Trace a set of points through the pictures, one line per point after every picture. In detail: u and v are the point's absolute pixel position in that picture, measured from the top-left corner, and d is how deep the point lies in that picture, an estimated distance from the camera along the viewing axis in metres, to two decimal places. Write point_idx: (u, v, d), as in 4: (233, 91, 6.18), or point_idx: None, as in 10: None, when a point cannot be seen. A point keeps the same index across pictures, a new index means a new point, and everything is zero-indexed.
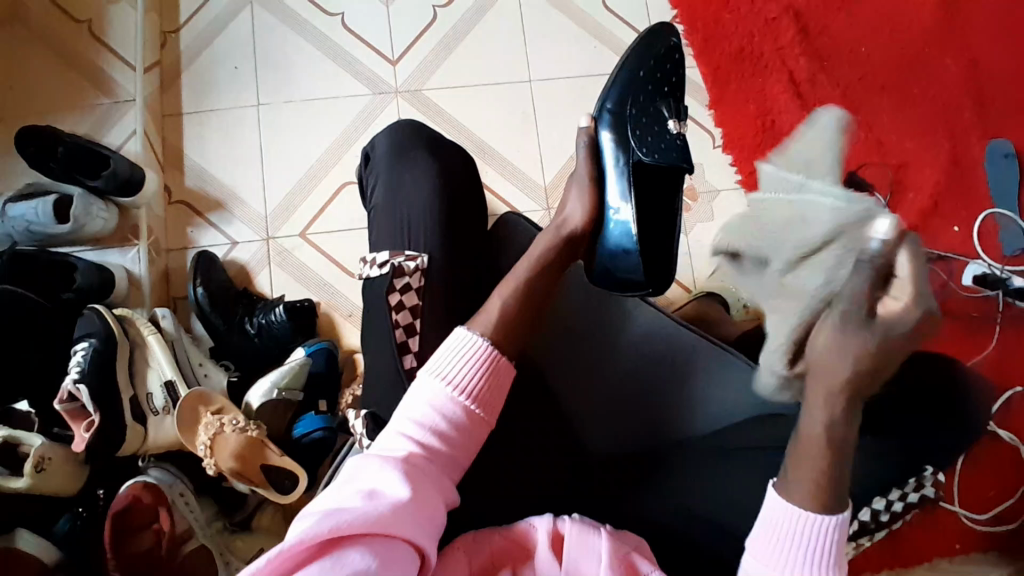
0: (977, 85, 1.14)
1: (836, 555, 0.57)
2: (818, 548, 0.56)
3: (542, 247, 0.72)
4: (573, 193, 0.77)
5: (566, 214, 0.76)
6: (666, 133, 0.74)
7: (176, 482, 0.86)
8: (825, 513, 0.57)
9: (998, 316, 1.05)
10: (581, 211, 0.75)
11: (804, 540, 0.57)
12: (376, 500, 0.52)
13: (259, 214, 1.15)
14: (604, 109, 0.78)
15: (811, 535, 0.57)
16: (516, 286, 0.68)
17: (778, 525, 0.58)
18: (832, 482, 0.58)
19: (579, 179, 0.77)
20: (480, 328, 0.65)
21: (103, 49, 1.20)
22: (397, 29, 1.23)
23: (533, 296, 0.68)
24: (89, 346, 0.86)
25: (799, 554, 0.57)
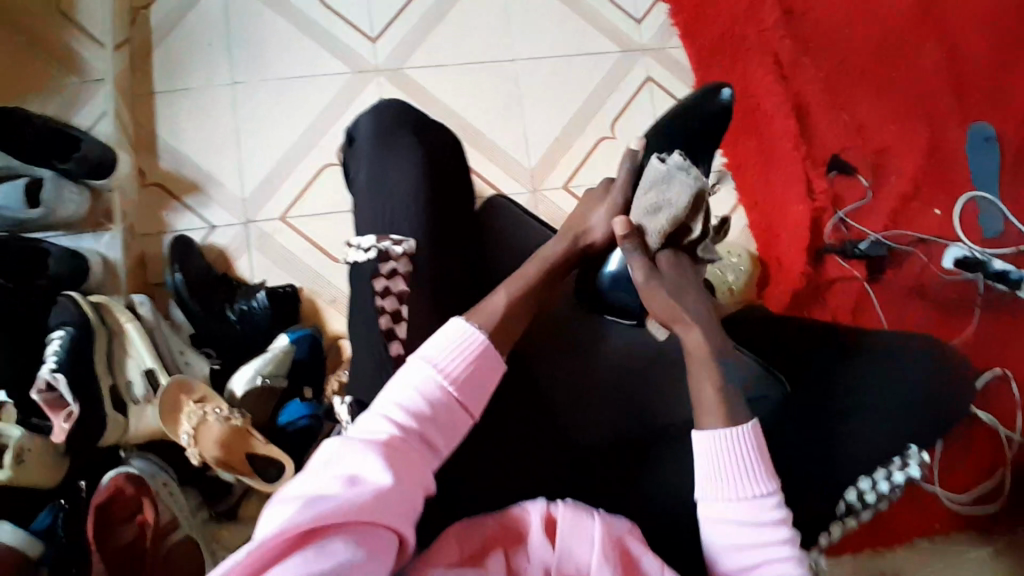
0: (956, 69, 1.15)
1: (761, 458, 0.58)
2: (748, 462, 0.58)
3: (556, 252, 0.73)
4: (602, 206, 0.76)
5: (589, 226, 0.75)
6: None
7: (159, 473, 0.84)
8: (740, 427, 0.59)
9: (976, 298, 1.07)
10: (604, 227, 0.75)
11: (732, 459, 0.58)
12: (356, 487, 0.51)
13: (236, 197, 1.13)
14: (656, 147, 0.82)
15: (738, 451, 0.58)
16: (524, 285, 0.69)
17: (704, 455, 0.59)
18: (729, 405, 0.61)
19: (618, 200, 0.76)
20: (479, 321, 0.64)
21: (71, 26, 1.15)
22: (377, 6, 1.20)
23: (537, 293, 0.69)
24: (65, 335, 0.83)
25: (734, 471, 0.58)
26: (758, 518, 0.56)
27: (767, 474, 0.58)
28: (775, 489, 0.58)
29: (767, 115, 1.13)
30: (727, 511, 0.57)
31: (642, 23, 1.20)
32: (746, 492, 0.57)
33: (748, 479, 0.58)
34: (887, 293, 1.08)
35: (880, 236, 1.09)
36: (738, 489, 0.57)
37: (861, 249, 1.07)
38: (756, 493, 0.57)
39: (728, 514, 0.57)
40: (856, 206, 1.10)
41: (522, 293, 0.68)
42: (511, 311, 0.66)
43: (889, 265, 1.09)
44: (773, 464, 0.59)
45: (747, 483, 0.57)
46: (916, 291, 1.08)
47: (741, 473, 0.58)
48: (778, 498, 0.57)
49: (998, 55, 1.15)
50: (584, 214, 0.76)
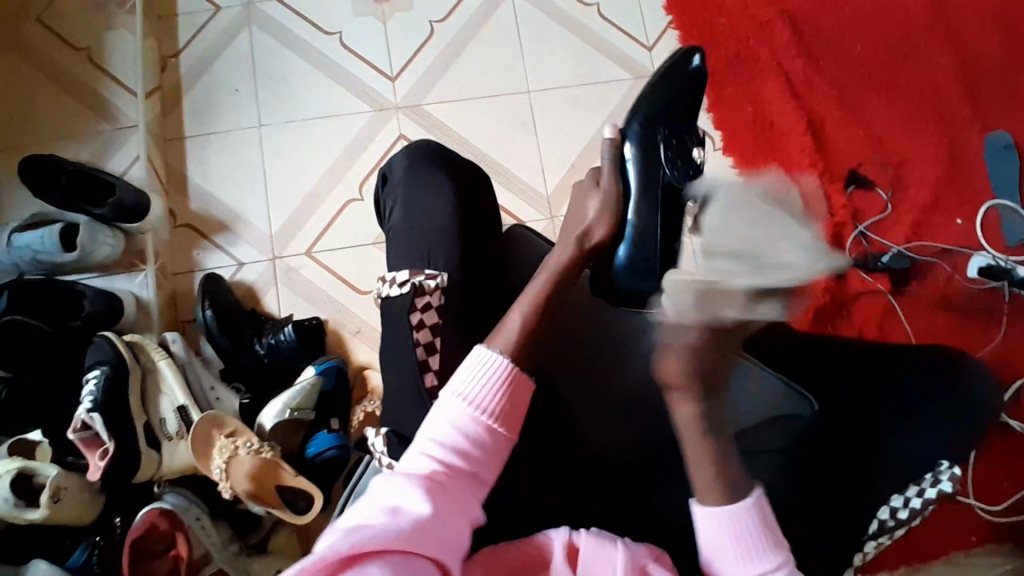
0: (973, 80, 1.14)
1: (762, 534, 0.58)
2: (750, 536, 0.58)
3: (567, 256, 0.75)
4: (592, 198, 0.80)
5: (586, 224, 0.78)
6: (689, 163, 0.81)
7: (192, 507, 0.85)
8: (740, 507, 0.59)
9: (1004, 307, 1.05)
10: (602, 226, 0.78)
11: (734, 540, 0.59)
12: (398, 517, 0.52)
13: (265, 235, 1.16)
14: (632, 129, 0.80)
15: (739, 531, 0.58)
16: (537, 299, 0.69)
17: (708, 539, 0.60)
18: (729, 482, 0.61)
19: (604, 194, 0.80)
20: (500, 345, 0.65)
21: (106, 77, 1.21)
22: (394, 45, 1.24)
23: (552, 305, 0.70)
24: (101, 374, 0.86)
25: (735, 552, 0.58)
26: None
27: (776, 548, 0.58)
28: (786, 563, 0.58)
29: (783, 131, 1.14)
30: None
31: (654, 49, 1.22)
32: (755, 570, 0.58)
33: (755, 563, 0.58)
34: (913, 305, 1.06)
35: (902, 249, 1.08)
36: (752, 571, 0.58)
37: (884, 262, 1.07)
38: (764, 571, 0.57)
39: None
40: (875, 221, 1.10)
41: (538, 311, 0.68)
42: (527, 332, 0.66)
43: (913, 277, 1.07)
44: (782, 536, 0.59)
45: (755, 563, 0.58)
46: (942, 302, 1.06)
47: (744, 550, 0.58)
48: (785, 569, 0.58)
49: (1013, 63, 1.14)
50: (579, 212, 0.80)
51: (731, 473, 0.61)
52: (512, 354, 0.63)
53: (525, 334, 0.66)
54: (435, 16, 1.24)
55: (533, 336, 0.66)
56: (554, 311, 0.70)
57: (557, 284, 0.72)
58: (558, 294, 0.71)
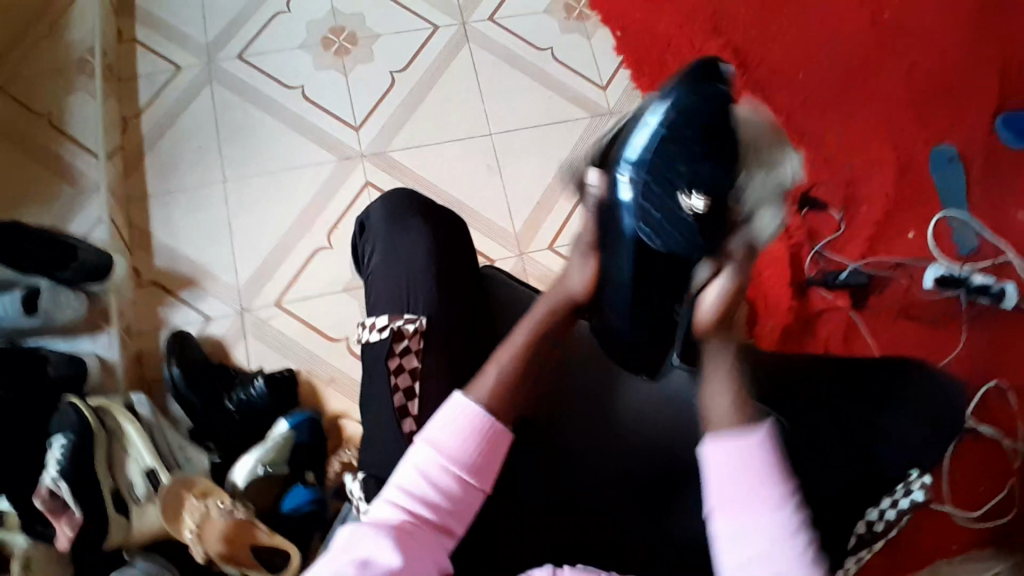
0: (914, 99, 1.19)
1: (773, 472, 0.56)
2: (761, 469, 0.56)
3: (541, 315, 0.68)
4: (574, 263, 0.70)
5: (567, 285, 0.70)
6: (680, 212, 0.60)
7: (165, 572, 0.82)
8: (751, 433, 0.58)
9: (963, 314, 1.08)
10: (582, 283, 0.69)
11: (738, 466, 0.57)
12: (368, 570, 0.53)
13: (233, 287, 1.15)
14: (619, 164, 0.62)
15: (744, 458, 0.57)
16: (515, 349, 0.66)
17: (714, 466, 0.58)
18: (743, 410, 0.61)
19: (582, 247, 0.70)
20: (476, 393, 0.62)
21: (66, 140, 1.21)
22: (356, 98, 1.25)
23: (532, 363, 0.66)
24: (65, 443, 0.84)
25: (739, 478, 0.56)
26: (772, 526, 0.55)
27: (780, 482, 0.56)
28: (792, 504, 0.55)
29: None
30: (730, 522, 0.56)
31: (607, 88, 1.25)
32: (761, 505, 0.55)
33: (763, 490, 0.56)
34: (875, 318, 1.09)
35: (858, 266, 1.11)
36: (758, 502, 0.55)
37: (843, 279, 1.09)
38: (769, 505, 0.55)
39: (738, 526, 0.55)
40: (831, 239, 1.13)
41: (513, 368, 0.64)
42: (502, 386, 0.63)
43: (874, 292, 1.10)
44: (788, 467, 0.57)
45: (760, 495, 0.55)
46: (903, 313, 1.09)
47: (749, 479, 0.56)
48: (790, 505, 0.56)
49: (953, 83, 1.19)
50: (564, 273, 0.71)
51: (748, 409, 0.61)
52: (492, 403, 0.62)
53: (497, 392, 0.62)
54: (396, 66, 1.27)
55: (513, 385, 0.63)
56: (534, 366, 0.66)
57: (543, 332, 0.67)
58: (541, 340, 0.67)
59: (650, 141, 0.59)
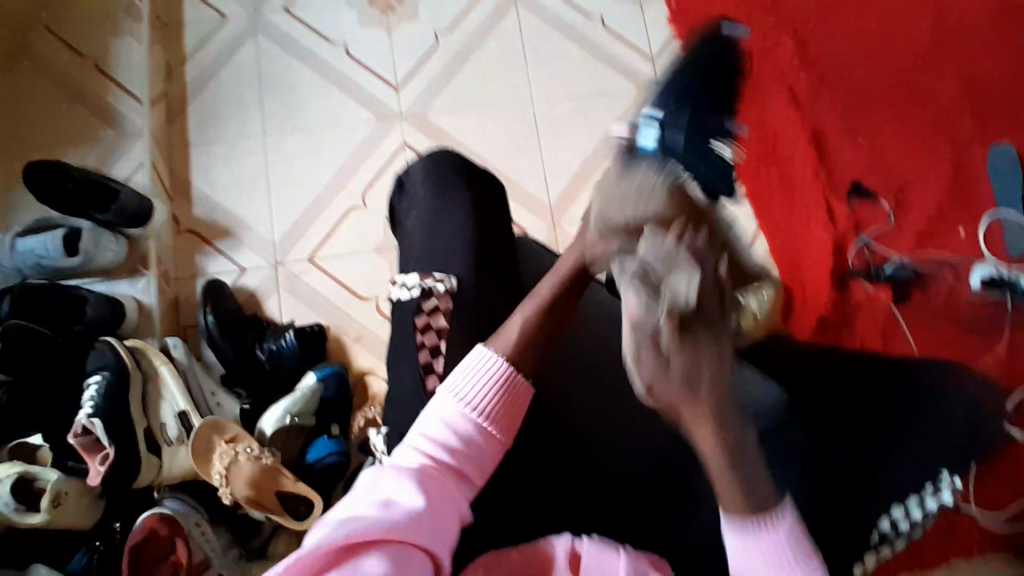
0: (975, 90, 1.14)
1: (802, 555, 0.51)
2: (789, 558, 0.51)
3: (571, 261, 0.69)
4: (601, 209, 0.72)
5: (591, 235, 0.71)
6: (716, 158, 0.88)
7: (192, 512, 0.84)
8: (770, 526, 0.51)
9: (1008, 319, 1.04)
10: None
11: (763, 564, 0.51)
12: (391, 509, 0.53)
13: (267, 241, 1.16)
14: (650, 120, 0.85)
15: (769, 555, 0.51)
16: (540, 304, 0.66)
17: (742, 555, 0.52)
18: (754, 491, 0.51)
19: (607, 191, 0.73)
20: (499, 346, 0.63)
21: (111, 83, 1.22)
22: (398, 57, 1.24)
23: (557, 313, 0.66)
24: (101, 380, 0.86)
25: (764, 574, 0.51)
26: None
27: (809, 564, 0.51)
28: None
29: (783, 142, 1.14)
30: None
31: (656, 60, 1.22)
32: None
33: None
34: (915, 314, 1.06)
35: (905, 260, 1.08)
36: None
37: (887, 273, 1.07)
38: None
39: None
40: (877, 231, 1.10)
41: (539, 318, 0.65)
42: (527, 335, 0.64)
43: (915, 288, 1.07)
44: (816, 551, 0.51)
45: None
46: (946, 312, 1.06)
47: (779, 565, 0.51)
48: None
49: (1015, 75, 1.14)
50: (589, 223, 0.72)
51: (755, 483, 0.51)
52: (513, 354, 0.63)
53: (524, 344, 0.63)
54: (441, 27, 1.25)
55: (537, 337, 0.64)
56: (558, 316, 0.66)
57: (565, 287, 0.68)
58: (564, 293, 0.68)
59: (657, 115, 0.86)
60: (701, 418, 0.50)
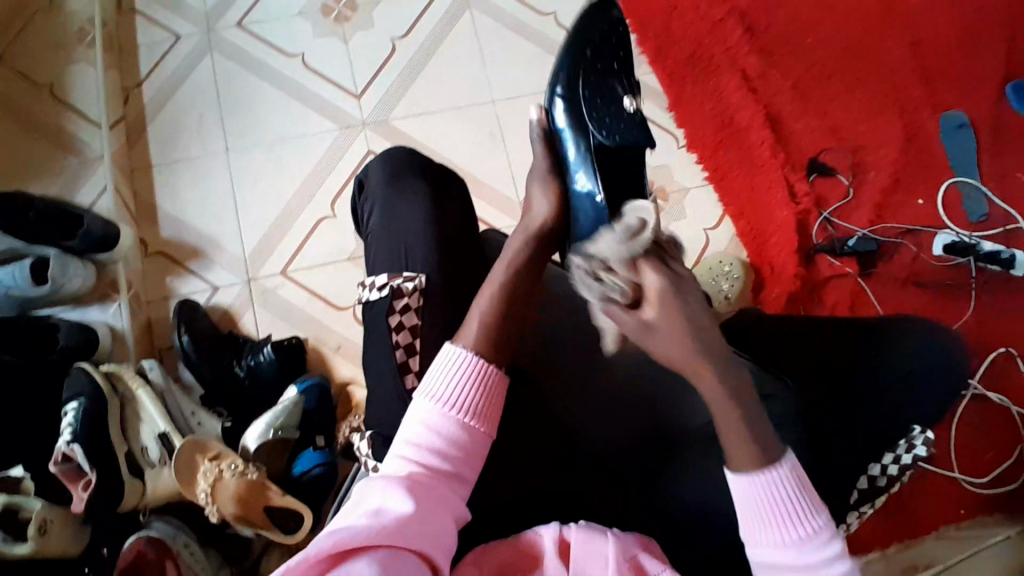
0: (920, 63, 1.17)
1: (802, 501, 0.54)
2: (790, 499, 0.54)
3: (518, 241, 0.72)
4: (536, 188, 0.78)
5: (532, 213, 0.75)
6: (623, 112, 0.75)
7: (179, 533, 0.84)
8: (771, 471, 0.54)
9: (972, 281, 1.08)
10: (547, 205, 0.75)
11: (768, 506, 0.54)
12: (381, 516, 0.52)
13: (239, 258, 1.15)
14: (554, 95, 0.77)
15: (774, 497, 0.54)
16: (500, 283, 0.67)
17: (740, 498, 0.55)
18: (760, 438, 0.55)
19: (539, 174, 0.78)
20: (466, 341, 0.64)
21: (68, 110, 1.20)
22: (357, 66, 1.24)
23: (517, 291, 0.67)
24: (78, 406, 0.85)
25: (775, 517, 0.54)
26: (808, 560, 0.53)
27: (809, 510, 0.54)
28: (822, 525, 0.54)
29: (742, 125, 1.16)
30: (768, 552, 0.54)
31: None
32: (795, 537, 0.54)
33: (794, 524, 0.54)
34: (883, 285, 1.09)
35: (866, 233, 1.10)
36: (790, 539, 0.54)
37: (851, 245, 1.09)
38: (805, 536, 0.53)
39: (770, 559, 0.54)
40: (839, 206, 1.12)
41: (500, 299, 0.66)
42: (488, 321, 0.64)
43: (880, 259, 1.10)
44: (815, 493, 0.55)
45: (789, 527, 0.54)
46: (911, 280, 1.09)
47: (781, 516, 0.54)
48: (825, 533, 0.54)
49: (960, 48, 1.18)
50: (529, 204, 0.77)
51: (762, 432, 0.56)
52: (481, 349, 0.63)
53: (493, 337, 0.64)
54: (396, 33, 1.26)
55: (503, 329, 0.64)
56: (520, 295, 0.67)
57: (516, 274, 0.68)
58: (518, 282, 0.68)
59: (563, 108, 0.76)
60: (705, 372, 0.55)
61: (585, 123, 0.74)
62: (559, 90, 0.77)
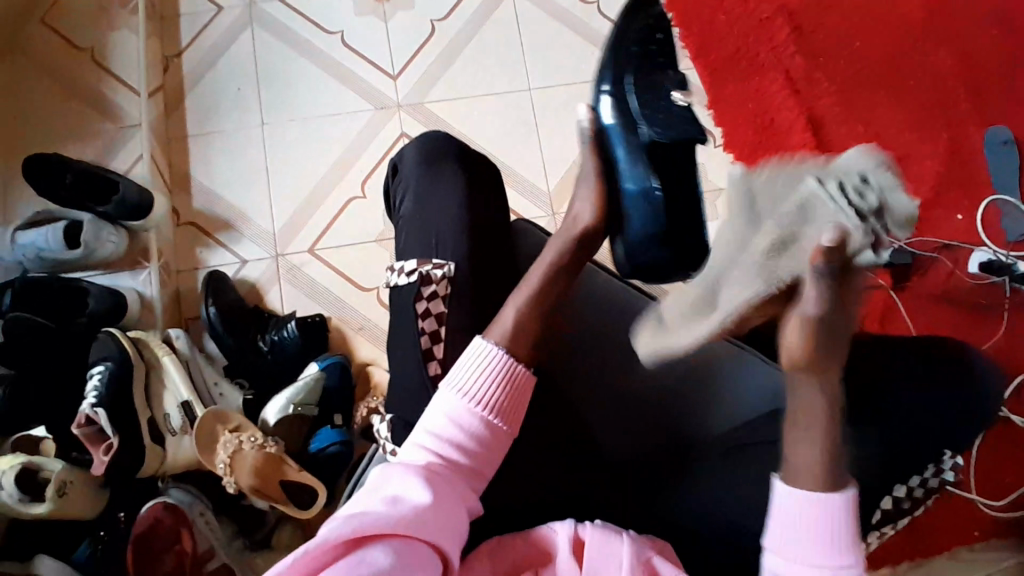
0: (969, 75, 1.14)
1: (844, 529, 0.55)
2: (833, 522, 0.55)
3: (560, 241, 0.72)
4: (582, 191, 0.77)
5: (575, 214, 0.76)
6: (674, 105, 0.73)
7: (195, 502, 0.86)
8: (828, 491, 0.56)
9: (1005, 302, 1.05)
10: (590, 210, 0.75)
11: (811, 520, 0.55)
12: (398, 505, 0.53)
13: (268, 233, 1.16)
14: (600, 92, 0.77)
15: (819, 515, 0.55)
16: (534, 285, 0.68)
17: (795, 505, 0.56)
18: (831, 463, 0.57)
19: (586, 177, 0.77)
20: (496, 338, 0.64)
21: (109, 77, 1.22)
22: (395, 47, 1.24)
23: (547, 304, 0.67)
24: (104, 370, 0.87)
25: (812, 533, 0.55)
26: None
27: (848, 540, 0.55)
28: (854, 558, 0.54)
29: (780, 128, 1.14)
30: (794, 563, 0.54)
31: None
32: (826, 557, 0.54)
33: (830, 546, 0.54)
34: (914, 301, 1.07)
35: (902, 244, 1.08)
36: (820, 556, 0.54)
37: (886, 257, 1.06)
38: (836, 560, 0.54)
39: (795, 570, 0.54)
40: None
41: (531, 303, 0.66)
42: (521, 325, 0.65)
43: (914, 273, 1.08)
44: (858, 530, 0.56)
45: (824, 545, 0.54)
46: (943, 296, 1.07)
47: (819, 534, 0.55)
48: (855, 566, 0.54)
49: (1012, 61, 1.14)
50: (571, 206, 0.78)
51: (834, 456, 0.57)
52: (509, 344, 0.63)
53: (519, 334, 0.64)
54: (437, 15, 1.25)
55: (532, 331, 0.65)
56: (552, 299, 0.68)
57: (551, 279, 0.70)
58: (553, 284, 0.69)
59: (613, 107, 0.75)
60: (811, 382, 0.59)
61: (635, 118, 0.73)
62: (606, 86, 0.77)
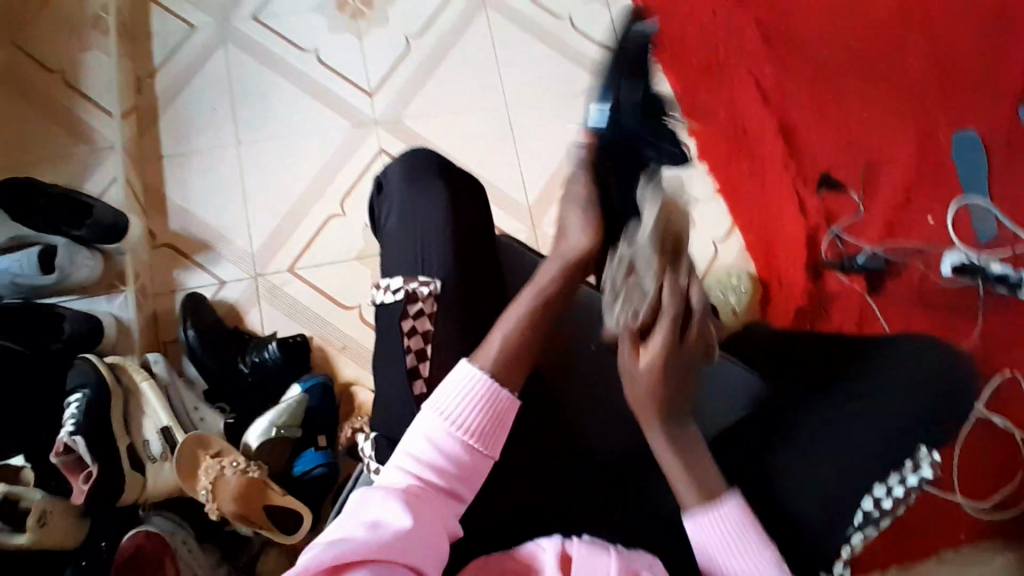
0: (935, 81, 1.17)
1: (751, 536, 0.59)
2: (740, 536, 0.59)
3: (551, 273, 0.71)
4: (574, 212, 0.75)
5: (570, 240, 0.73)
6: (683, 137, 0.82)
7: (178, 529, 0.85)
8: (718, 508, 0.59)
9: (980, 302, 1.07)
10: (584, 236, 0.73)
11: (720, 540, 0.59)
12: (378, 529, 0.52)
13: (247, 252, 1.15)
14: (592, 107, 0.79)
15: (724, 533, 0.59)
16: (521, 317, 0.67)
17: (694, 540, 0.60)
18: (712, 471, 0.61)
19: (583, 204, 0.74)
20: (481, 362, 0.64)
21: (81, 99, 1.21)
22: (371, 63, 1.24)
23: (537, 333, 0.67)
24: (82, 397, 0.85)
25: (725, 550, 0.59)
26: None
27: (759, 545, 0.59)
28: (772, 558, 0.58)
29: (754, 138, 1.16)
30: None
31: None
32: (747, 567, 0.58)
33: (747, 557, 0.58)
34: (891, 304, 1.08)
35: (876, 250, 1.10)
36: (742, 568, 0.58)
37: (860, 263, 1.09)
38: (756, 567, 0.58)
39: None
40: (848, 222, 1.12)
41: (521, 334, 0.66)
42: (507, 350, 0.64)
43: (889, 277, 1.09)
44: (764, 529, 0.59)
45: (742, 559, 0.58)
46: (919, 299, 1.08)
47: (732, 549, 0.58)
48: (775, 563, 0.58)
49: (977, 66, 1.17)
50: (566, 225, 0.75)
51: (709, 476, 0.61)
52: (495, 370, 0.63)
53: (505, 357, 0.64)
54: (412, 31, 1.25)
55: (516, 360, 0.64)
56: (541, 332, 0.67)
57: (542, 304, 0.68)
58: (544, 313, 0.68)
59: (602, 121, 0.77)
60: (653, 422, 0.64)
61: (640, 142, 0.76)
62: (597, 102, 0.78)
